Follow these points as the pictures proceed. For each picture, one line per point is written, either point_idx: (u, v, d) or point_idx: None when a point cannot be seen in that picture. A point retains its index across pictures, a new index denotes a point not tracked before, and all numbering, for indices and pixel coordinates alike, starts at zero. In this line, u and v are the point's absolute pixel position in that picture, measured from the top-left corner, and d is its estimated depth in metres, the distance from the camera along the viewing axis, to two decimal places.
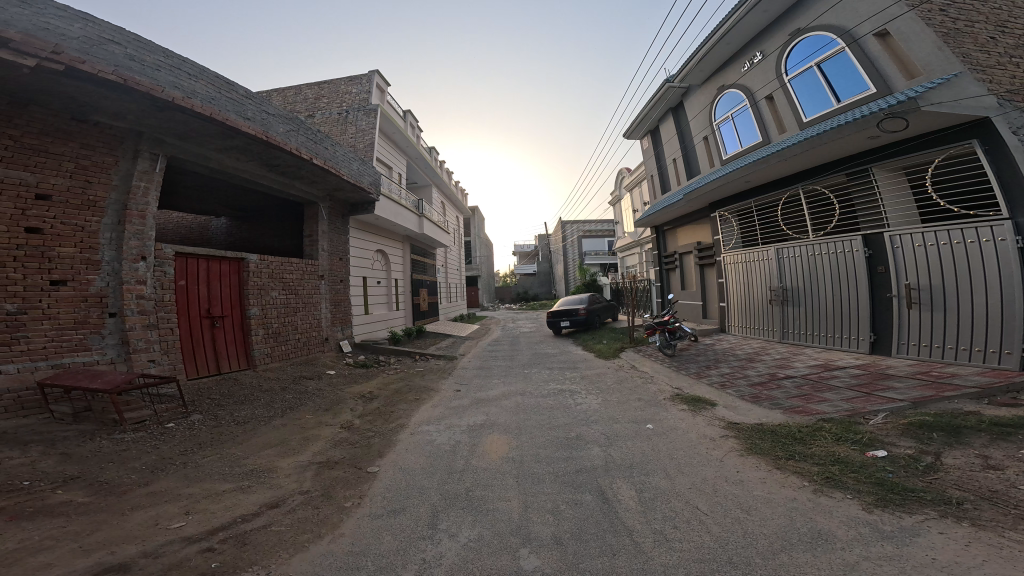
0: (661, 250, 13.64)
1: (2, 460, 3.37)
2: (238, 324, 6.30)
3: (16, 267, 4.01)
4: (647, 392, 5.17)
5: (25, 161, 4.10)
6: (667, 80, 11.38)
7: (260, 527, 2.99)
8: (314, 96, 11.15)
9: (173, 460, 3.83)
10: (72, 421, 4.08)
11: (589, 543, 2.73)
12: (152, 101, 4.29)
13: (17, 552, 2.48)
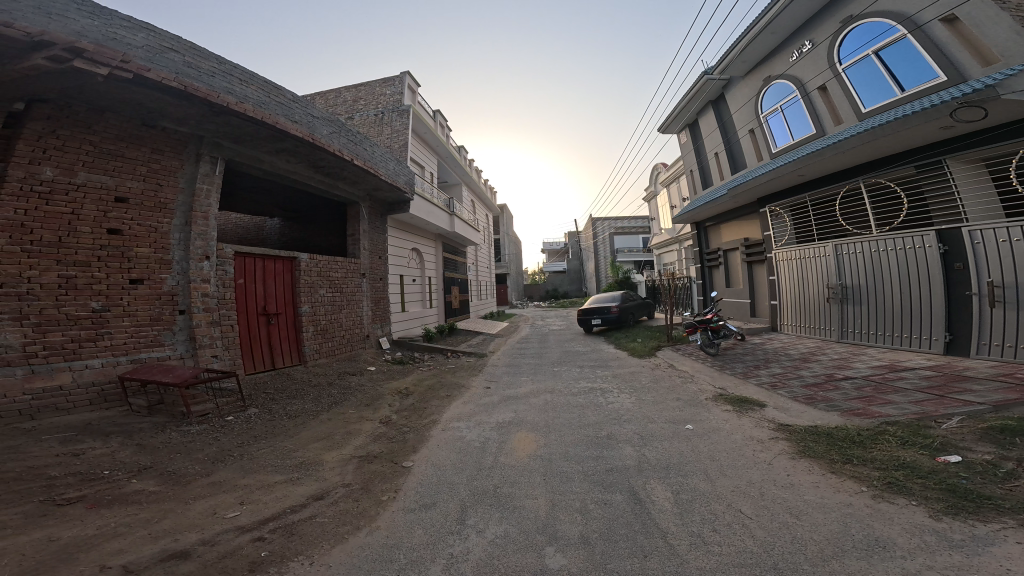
0: (704, 246, 13.08)
1: (87, 450, 3.73)
2: (291, 320, 6.72)
3: (101, 266, 4.48)
4: (687, 392, 4.89)
5: (105, 166, 4.55)
6: (706, 72, 11.05)
7: (305, 518, 3.12)
8: (352, 98, 11.81)
9: (232, 452, 4.08)
10: (146, 414, 4.48)
11: (618, 543, 2.62)
12: (210, 106, 4.64)
13: (95, 537, 2.71)
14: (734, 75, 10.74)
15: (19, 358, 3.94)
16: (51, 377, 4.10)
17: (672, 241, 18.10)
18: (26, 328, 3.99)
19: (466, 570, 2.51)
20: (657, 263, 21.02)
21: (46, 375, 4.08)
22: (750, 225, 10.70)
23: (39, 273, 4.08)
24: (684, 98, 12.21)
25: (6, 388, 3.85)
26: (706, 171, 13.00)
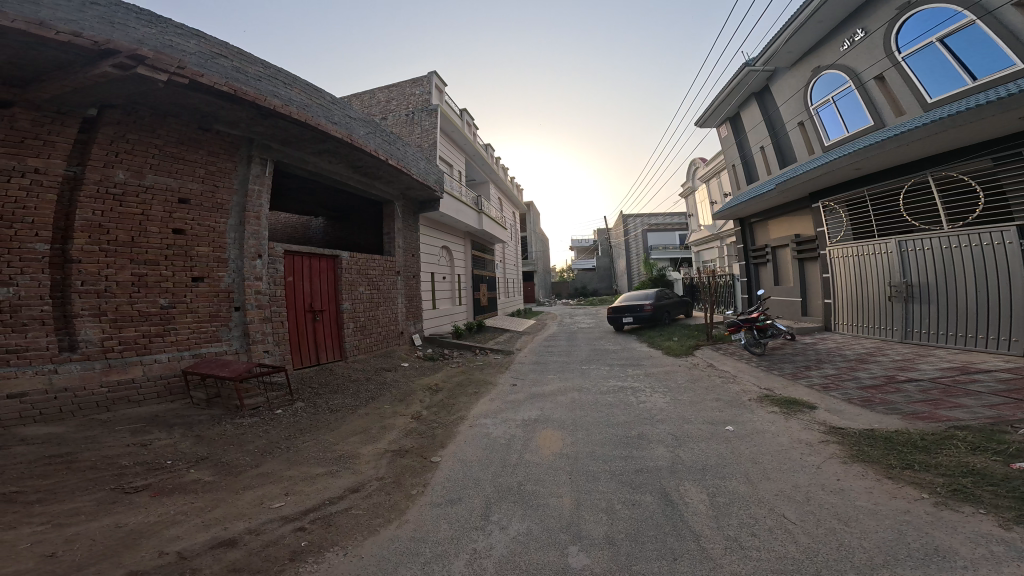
0: (747, 243, 12.45)
1: (153, 441, 4.03)
2: (334, 317, 7.05)
3: (167, 265, 4.89)
4: (728, 393, 4.61)
5: (169, 168, 4.93)
6: (748, 65, 10.66)
7: (342, 510, 3.21)
8: (385, 100, 12.30)
9: (279, 444, 4.27)
10: (206, 406, 4.81)
11: (645, 545, 2.49)
12: (259, 109, 4.92)
13: (156, 524, 2.90)
14: (779, 66, 10.34)
15: (97, 352, 4.35)
16: (124, 371, 4.50)
17: (713, 239, 17.38)
18: (104, 323, 4.41)
19: (489, 569, 2.46)
20: (695, 261, 20.29)
21: (120, 369, 4.48)
22: (801, 222, 10.13)
23: (115, 271, 4.50)
24: (724, 92, 11.86)
25: (86, 380, 4.23)
26: (752, 165, 12.50)
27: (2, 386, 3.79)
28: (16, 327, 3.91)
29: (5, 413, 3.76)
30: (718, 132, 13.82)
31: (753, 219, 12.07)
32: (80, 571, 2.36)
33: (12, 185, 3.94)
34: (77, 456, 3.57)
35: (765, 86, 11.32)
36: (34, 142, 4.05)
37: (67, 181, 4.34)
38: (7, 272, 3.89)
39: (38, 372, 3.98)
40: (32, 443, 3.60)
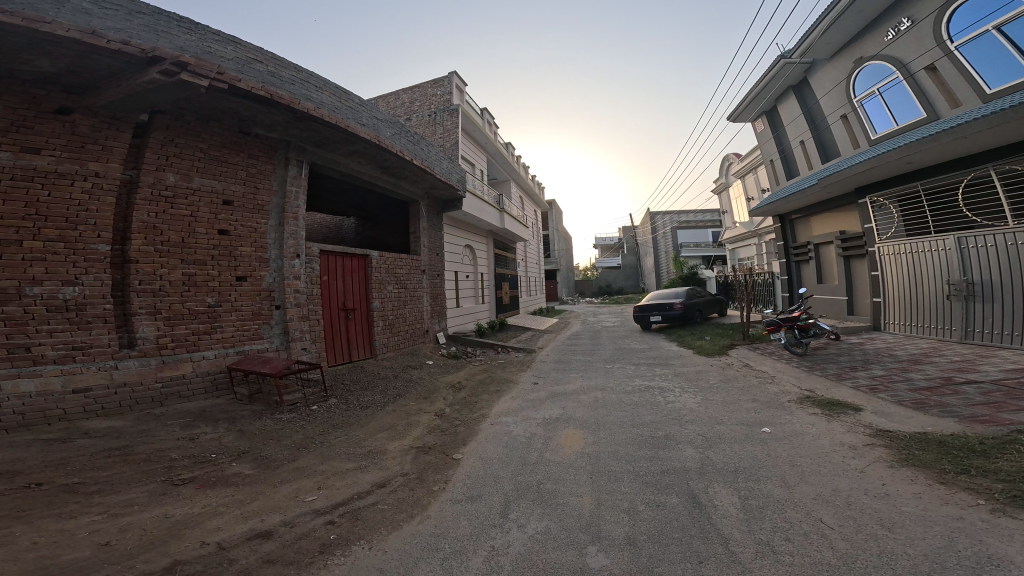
0: (789, 241, 12.07)
1: (200, 435, 4.24)
2: (365, 316, 7.29)
3: (214, 265, 5.19)
4: (766, 394, 4.37)
5: (214, 171, 5.21)
6: (784, 57, 10.32)
7: (369, 504, 3.26)
8: (408, 100, 12.59)
9: (314, 439, 4.38)
10: (248, 402, 5.05)
11: (669, 548, 2.37)
12: (293, 112, 5.16)
13: (199, 515, 3.03)
14: (818, 57, 9.98)
15: (153, 349, 4.64)
16: (175, 367, 4.79)
17: (750, 236, 16.77)
18: (159, 321, 4.71)
19: (506, 568, 2.41)
20: (730, 259, 19.61)
21: (173, 365, 4.77)
22: (845, 218, 9.72)
23: (168, 271, 4.81)
24: (759, 86, 11.52)
25: (142, 376, 4.52)
26: (791, 160, 12.11)
27: (69, 381, 4.06)
28: (81, 326, 4.19)
29: (71, 407, 4.04)
30: (754, 126, 13.39)
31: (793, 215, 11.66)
32: (131, 558, 2.48)
33: (76, 188, 4.21)
34: (133, 449, 3.80)
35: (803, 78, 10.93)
36: (94, 147, 4.31)
37: (124, 183, 4.64)
38: (73, 272, 4.16)
39: (101, 368, 4.27)
40: (94, 437, 3.86)
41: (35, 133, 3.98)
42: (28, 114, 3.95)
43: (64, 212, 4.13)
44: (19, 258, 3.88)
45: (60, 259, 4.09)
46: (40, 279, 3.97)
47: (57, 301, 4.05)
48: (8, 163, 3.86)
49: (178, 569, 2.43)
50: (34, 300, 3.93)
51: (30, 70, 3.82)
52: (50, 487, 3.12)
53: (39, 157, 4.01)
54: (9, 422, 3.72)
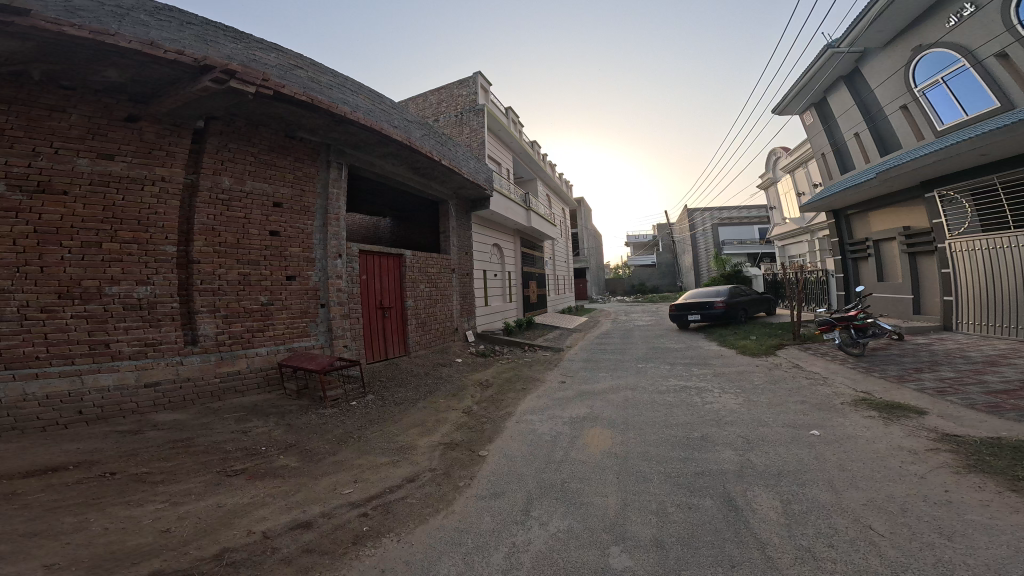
0: (844, 237, 11.67)
1: (253, 428, 4.48)
2: (400, 313, 7.65)
3: (267, 265, 5.58)
4: (817, 395, 4.10)
5: (264, 175, 5.60)
6: (831, 46, 9.89)
7: (400, 498, 3.31)
8: (436, 101, 12.82)
9: (353, 434, 4.51)
10: (296, 397, 5.33)
11: (700, 551, 2.22)
12: (333, 116, 5.49)
13: (248, 505, 3.17)
14: (870, 47, 9.51)
15: (212, 346, 5.02)
16: (232, 363, 5.14)
17: (802, 232, 15.79)
18: (218, 319, 5.09)
19: (525, 565, 2.35)
20: (778, 256, 18.55)
21: (230, 361, 5.13)
22: (911, 214, 9.32)
23: (226, 271, 5.20)
24: (804, 78, 11.06)
25: (203, 371, 4.89)
26: (844, 153, 11.49)
27: (142, 375, 4.47)
28: (152, 323, 4.60)
29: (142, 401, 4.43)
30: (802, 119, 12.78)
31: (850, 210, 11.24)
32: (187, 544, 2.62)
33: (146, 192, 4.61)
34: (194, 441, 4.06)
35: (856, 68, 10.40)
36: (159, 153, 4.70)
37: (187, 187, 5.04)
38: (146, 272, 4.58)
39: (168, 364, 4.66)
40: (162, 429, 4.20)
41: (109, 140, 4.38)
42: (102, 122, 4.34)
43: (137, 215, 4.54)
44: (100, 260, 4.30)
45: (134, 260, 4.51)
46: (117, 279, 4.40)
47: (132, 299, 4.48)
48: (86, 170, 4.24)
49: (226, 556, 2.53)
50: (113, 299, 4.36)
51: (100, 80, 4.15)
52: (121, 476, 3.36)
53: (113, 163, 4.40)
54: (90, 414, 4.10)
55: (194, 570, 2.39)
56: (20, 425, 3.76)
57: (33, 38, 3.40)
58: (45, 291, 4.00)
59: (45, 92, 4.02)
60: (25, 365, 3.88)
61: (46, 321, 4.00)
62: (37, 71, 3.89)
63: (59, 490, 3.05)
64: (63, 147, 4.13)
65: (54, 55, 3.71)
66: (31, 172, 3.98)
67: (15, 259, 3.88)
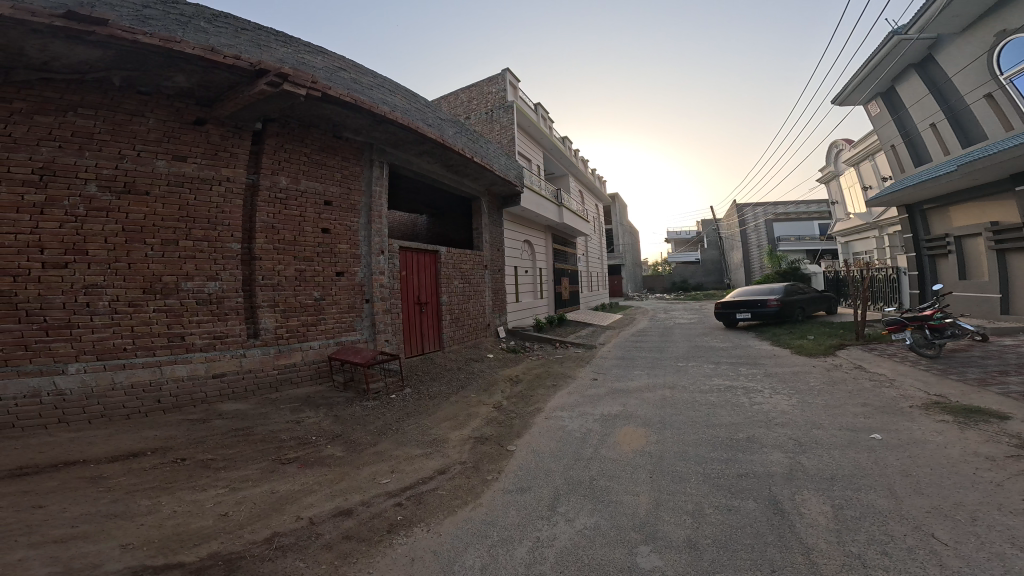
0: (919, 233, 10.75)
1: (305, 419, 4.71)
2: (435, 309, 7.99)
3: (320, 262, 5.98)
4: (882, 398, 3.99)
5: (316, 174, 5.98)
6: (897, 32, 9.20)
7: (432, 489, 3.34)
8: (467, 99, 13.01)
9: (391, 426, 4.64)
10: (344, 389, 5.65)
11: (737, 553, 2.05)
12: (374, 116, 5.82)
13: (297, 491, 3.32)
14: (943, 32, 8.77)
15: (272, 338, 5.39)
16: (288, 356, 5.50)
17: (869, 227, 14.54)
18: (277, 314, 5.46)
19: (549, 560, 2.28)
20: (840, 253, 17.27)
21: (287, 354, 5.49)
22: (998, 205, 8.54)
23: (284, 267, 5.59)
24: (867, 67, 10.32)
25: (264, 363, 5.26)
26: (918, 144, 10.57)
27: (211, 367, 4.86)
28: (220, 317, 5.01)
29: (210, 391, 4.82)
30: (865, 110, 11.89)
31: (926, 205, 10.34)
32: (241, 528, 2.77)
33: (214, 192, 5.06)
34: (253, 430, 4.34)
35: (929, 54, 9.59)
36: (225, 155, 5.15)
37: (249, 187, 5.44)
38: (215, 269, 5.03)
39: (232, 356, 5.04)
40: (226, 418, 4.52)
41: (182, 142, 4.83)
42: (175, 126, 4.79)
43: (207, 214, 4.99)
44: (177, 257, 4.77)
45: (206, 256, 4.96)
46: (192, 275, 4.85)
47: (204, 294, 4.91)
48: (164, 171, 4.71)
49: (275, 541, 2.65)
50: (188, 294, 4.80)
51: (170, 85, 4.59)
52: (190, 462, 3.63)
53: (186, 164, 4.85)
54: (167, 403, 4.51)
55: (246, 552, 2.51)
56: (108, 413, 4.16)
57: (111, 45, 3.84)
58: (131, 286, 4.47)
59: (126, 97, 4.49)
60: (114, 356, 4.31)
61: (132, 315, 4.46)
62: (117, 77, 4.32)
63: (137, 475, 3.34)
64: (144, 150, 4.58)
65: (132, 62, 4.15)
66: (118, 173, 4.44)
67: (107, 257, 4.35)
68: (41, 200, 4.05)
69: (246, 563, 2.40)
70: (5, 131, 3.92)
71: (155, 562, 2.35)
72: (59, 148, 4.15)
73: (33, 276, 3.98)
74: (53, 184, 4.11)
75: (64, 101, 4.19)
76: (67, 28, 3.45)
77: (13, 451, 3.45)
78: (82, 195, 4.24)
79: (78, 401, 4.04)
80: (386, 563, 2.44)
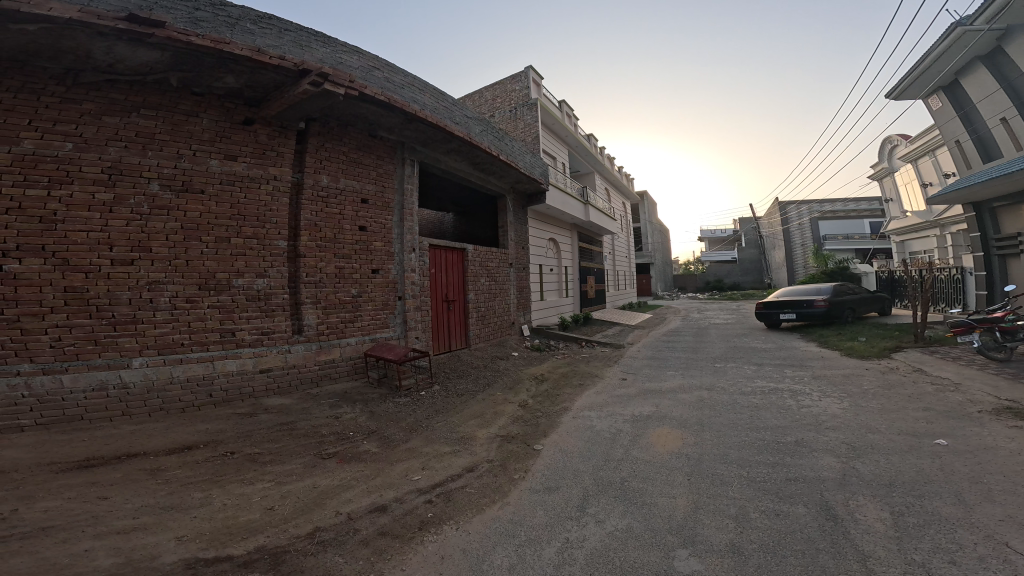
0: (988, 232, 9.95)
1: (342, 415, 4.81)
2: (463, 307, 8.07)
3: (357, 258, 6.17)
4: (947, 403, 3.66)
5: (353, 173, 6.20)
6: (961, 23, 8.68)
7: (461, 487, 3.32)
8: (492, 97, 13.17)
9: (420, 422, 4.67)
10: (378, 385, 5.78)
11: (785, 559, 1.90)
12: (406, 115, 6.00)
13: (336, 486, 3.38)
14: (1013, 22, 8.19)
15: (314, 335, 5.58)
16: (329, 352, 5.70)
17: (928, 225, 13.58)
18: (319, 310, 5.66)
19: (578, 561, 2.20)
20: (894, 252, 16.20)
21: (327, 350, 5.69)
22: None
23: (326, 264, 5.80)
24: (927, 57, 9.71)
25: (306, 359, 5.46)
26: (988, 140, 9.84)
27: (259, 362, 5.08)
28: (267, 313, 5.24)
29: (257, 386, 5.04)
30: (926, 105, 11.20)
31: (995, 203, 9.55)
32: (286, 523, 2.83)
33: (263, 191, 5.33)
34: (296, 425, 4.47)
35: (998, 46, 8.96)
36: (271, 155, 5.43)
37: (294, 186, 5.69)
38: (264, 267, 5.27)
39: (279, 351, 5.25)
40: (271, 412, 4.69)
41: (233, 142, 5.13)
42: (226, 126, 5.09)
43: (256, 212, 5.26)
44: (229, 254, 5.03)
45: (255, 254, 5.22)
46: (242, 272, 5.10)
47: (253, 290, 5.15)
48: (217, 170, 5.00)
49: (317, 535, 2.70)
50: (239, 291, 5.05)
51: (221, 86, 4.87)
52: (239, 456, 3.77)
53: (237, 163, 5.15)
54: (218, 397, 4.75)
55: (290, 547, 2.57)
56: (166, 406, 4.44)
57: (170, 48, 4.11)
58: (189, 283, 4.75)
59: (182, 98, 4.80)
60: (173, 351, 4.59)
61: (189, 310, 4.73)
62: (175, 79, 4.63)
63: (191, 467, 3.49)
64: (199, 150, 4.89)
65: (188, 65, 4.44)
66: (177, 173, 4.75)
67: (168, 254, 4.65)
68: (109, 199, 4.37)
69: (290, 558, 2.45)
70: (77, 131, 4.25)
71: (207, 554, 2.44)
72: (125, 148, 4.47)
73: (103, 272, 4.30)
74: (121, 182, 4.44)
75: (128, 102, 4.51)
76: (129, 30, 3.74)
77: (81, 442, 3.70)
78: (146, 194, 4.56)
79: (140, 394, 4.32)
80: (417, 560, 2.43)
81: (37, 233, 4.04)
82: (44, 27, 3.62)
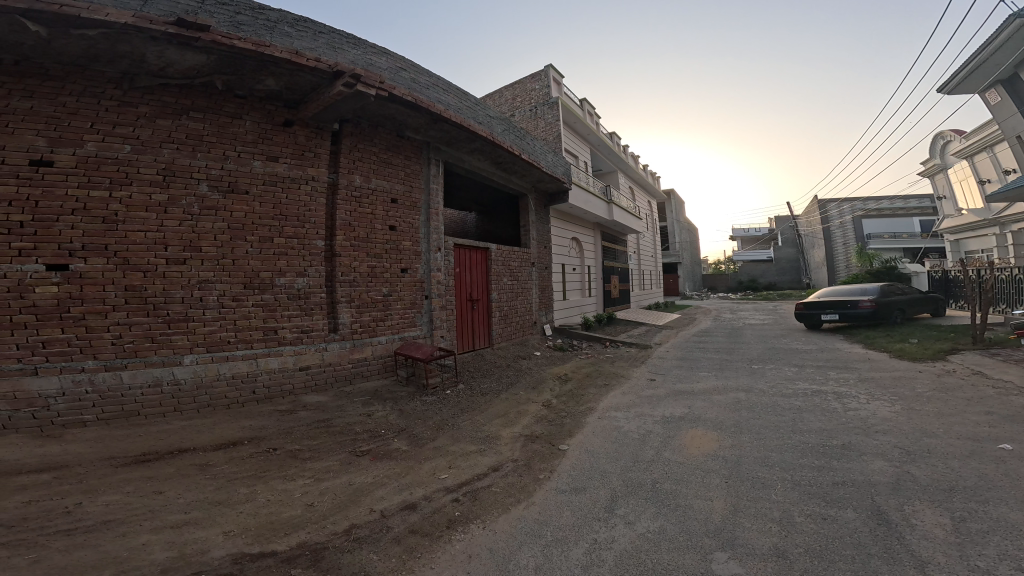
0: None
1: (373, 412, 4.90)
2: (488, 308, 8.14)
3: (388, 258, 6.34)
4: (1010, 407, 3.36)
5: (384, 173, 6.39)
6: (1018, 14, 8.09)
7: (487, 486, 3.29)
8: (512, 97, 13.32)
9: (445, 421, 4.67)
10: (406, 383, 5.87)
11: (832, 566, 1.77)
12: (432, 115, 6.16)
13: (370, 484, 3.41)
14: None
15: (349, 334, 5.73)
16: (361, 350, 5.84)
17: (987, 224, 12.70)
18: (353, 309, 5.82)
19: (607, 562, 2.12)
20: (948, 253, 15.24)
21: (360, 348, 5.83)
22: None
23: (360, 264, 5.97)
24: (986, 48, 9.09)
25: (341, 356, 5.61)
26: None
27: (298, 360, 5.26)
28: (307, 311, 5.42)
29: (297, 382, 5.21)
30: (983, 98, 10.50)
31: None
32: (324, 519, 2.87)
33: (302, 191, 5.57)
34: (333, 423, 4.56)
35: None
36: (310, 155, 5.67)
37: (330, 186, 5.92)
38: (304, 266, 5.48)
39: (316, 349, 5.42)
40: (311, 409, 4.83)
41: (273, 143, 5.39)
42: (267, 127, 5.36)
43: (297, 212, 5.49)
44: (272, 253, 5.26)
45: (296, 254, 5.43)
46: (284, 271, 5.32)
47: (294, 289, 5.36)
48: (260, 170, 5.26)
49: (353, 532, 2.73)
50: (281, 290, 5.26)
51: (262, 88, 5.15)
52: (281, 452, 3.89)
53: (278, 164, 5.41)
54: (260, 394, 4.93)
55: (328, 543, 2.60)
56: (213, 403, 4.64)
57: (215, 51, 4.39)
58: (235, 283, 4.98)
59: (226, 100, 5.09)
60: (221, 349, 4.81)
61: (235, 309, 4.95)
62: (220, 82, 4.92)
63: (237, 463, 3.61)
64: (243, 150, 5.16)
65: (231, 68, 4.73)
66: (224, 173, 5.03)
67: (216, 254, 4.91)
68: (164, 199, 4.67)
69: (329, 554, 2.48)
70: (135, 134, 4.58)
71: (251, 549, 2.50)
72: (177, 149, 4.78)
73: (159, 272, 4.58)
74: (175, 184, 4.74)
75: (178, 104, 4.83)
76: (178, 33, 4.01)
77: (138, 437, 3.91)
78: (196, 195, 4.84)
79: (190, 391, 4.55)
80: (446, 558, 2.41)
81: (100, 233, 4.34)
82: (102, 31, 3.93)
